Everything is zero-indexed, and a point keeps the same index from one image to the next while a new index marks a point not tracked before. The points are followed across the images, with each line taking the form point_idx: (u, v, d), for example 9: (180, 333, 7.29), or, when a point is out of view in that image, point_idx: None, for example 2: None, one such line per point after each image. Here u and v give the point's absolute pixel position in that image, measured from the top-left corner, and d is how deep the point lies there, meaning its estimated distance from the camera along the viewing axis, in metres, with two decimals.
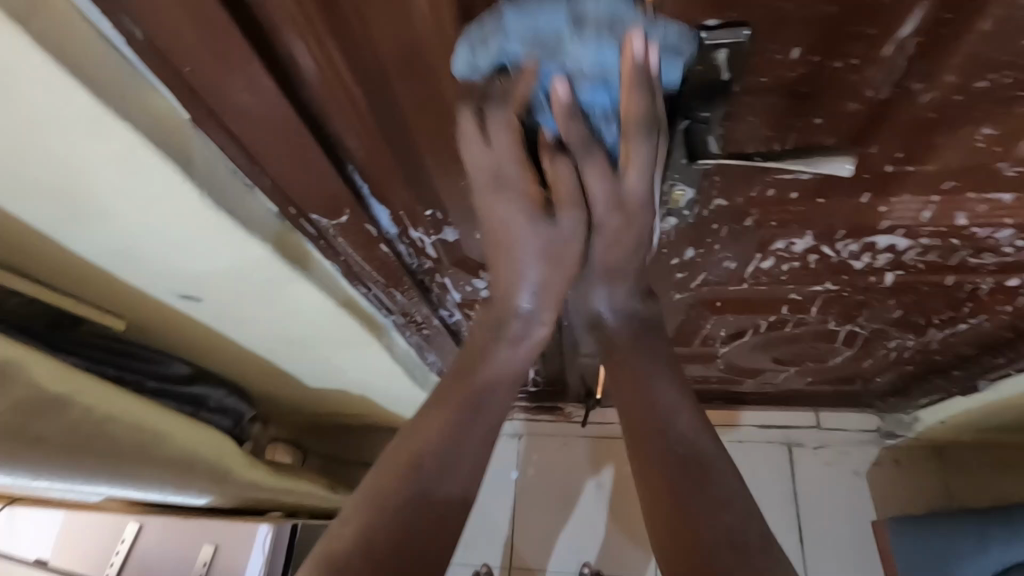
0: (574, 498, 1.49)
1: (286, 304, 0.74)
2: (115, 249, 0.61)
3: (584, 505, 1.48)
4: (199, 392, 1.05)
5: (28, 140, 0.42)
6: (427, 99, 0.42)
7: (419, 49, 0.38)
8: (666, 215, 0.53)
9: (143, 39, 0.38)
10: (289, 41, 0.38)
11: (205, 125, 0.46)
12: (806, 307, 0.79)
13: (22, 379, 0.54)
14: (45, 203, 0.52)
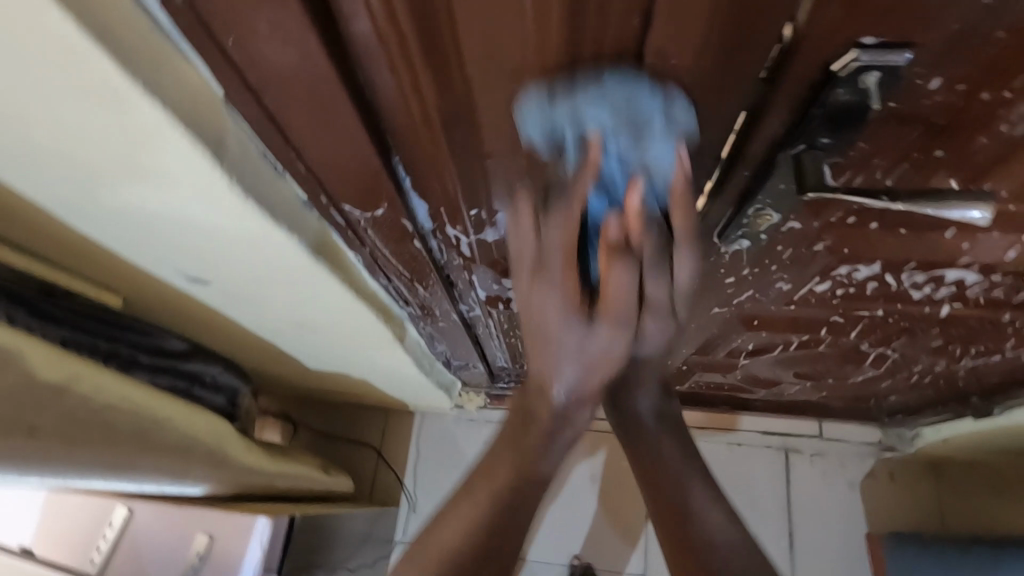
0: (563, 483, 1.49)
1: (301, 293, 0.69)
2: (125, 229, 0.55)
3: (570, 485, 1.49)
4: (193, 368, 0.99)
5: (41, 106, 0.37)
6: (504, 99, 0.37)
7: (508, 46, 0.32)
8: (740, 238, 0.49)
9: (182, 3, 0.32)
10: (356, 17, 0.32)
11: (241, 104, 0.40)
12: (845, 330, 0.76)
13: (15, 370, 0.49)
14: (45, 170, 0.46)
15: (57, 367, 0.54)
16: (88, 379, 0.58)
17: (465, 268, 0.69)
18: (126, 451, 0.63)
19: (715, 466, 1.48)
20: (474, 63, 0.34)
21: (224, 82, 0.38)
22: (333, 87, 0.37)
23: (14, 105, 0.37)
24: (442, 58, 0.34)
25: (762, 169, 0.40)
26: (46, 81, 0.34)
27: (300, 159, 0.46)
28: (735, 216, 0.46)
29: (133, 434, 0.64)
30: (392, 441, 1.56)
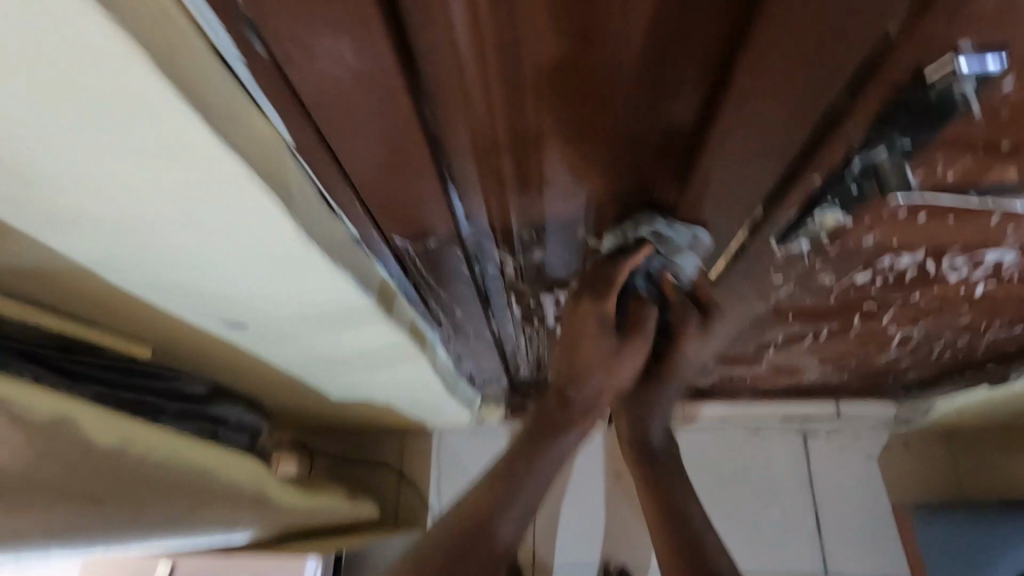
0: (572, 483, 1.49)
1: (341, 328, 0.68)
2: (170, 284, 0.54)
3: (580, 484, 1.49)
4: (217, 411, 0.96)
5: (107, 177, 0.35)
6: (579, 121, 0.37)
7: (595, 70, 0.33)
8: (801, 238, 0.50)
9: (264, 53, 0.31)
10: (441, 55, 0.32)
11: (310, 147, 0.39)
12: (877, 315, 0.77)
13: (73, 440, 0.47)
14: (93, 235, 0.43)
15: (110, 430, 0.52)
16: (140, 437, 0.56)
17: (506, 287, 0.69)
18: (181, 506, 0.61)
19: (735, 455, 1.49)
20: (556, 91, 0.34)
21: (295, 128, 0.37)
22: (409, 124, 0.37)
23: (75, 181, 0.36)
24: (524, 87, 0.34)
25: (834, 173, 0.40)
26: (121, 149, 0.33)
27: (359, 195, 0.46)
28: (800, 218, 0.46)
29: (185, 489, 0.62)
30: (412, 462, 1.54)
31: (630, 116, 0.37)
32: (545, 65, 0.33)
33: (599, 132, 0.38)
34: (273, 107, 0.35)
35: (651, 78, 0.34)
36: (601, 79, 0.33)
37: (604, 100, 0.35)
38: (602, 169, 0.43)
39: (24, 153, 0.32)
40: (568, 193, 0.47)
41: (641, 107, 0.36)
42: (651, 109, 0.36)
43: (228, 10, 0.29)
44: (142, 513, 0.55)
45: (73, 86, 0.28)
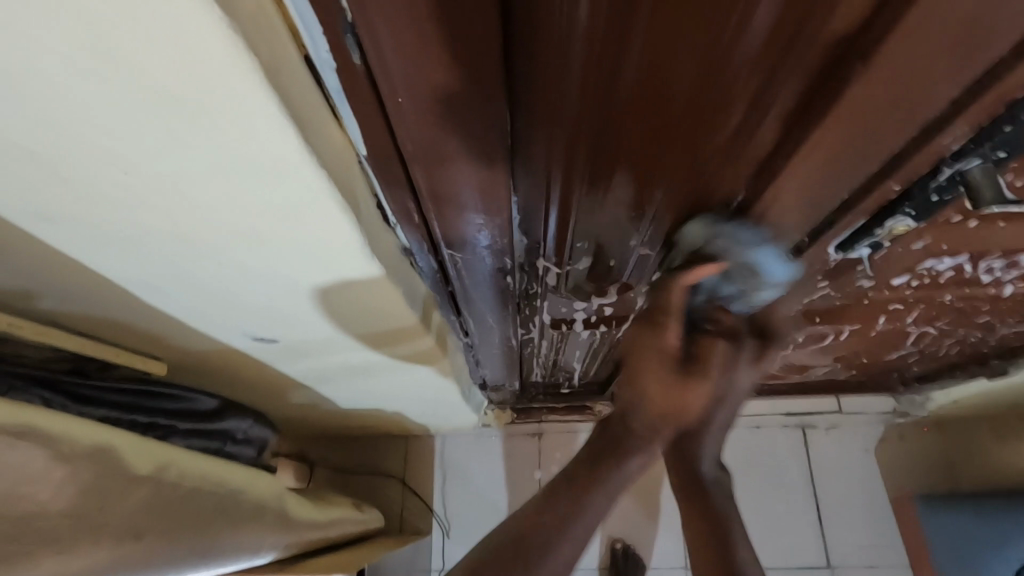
0: None
1: (373, 341, 0.65)
2: (204, 299, 0.50)
3: None
4: (226, 425, 0.92)
5: (172, 189, 0.33)
6: (672, 137, 0.36)
7: (707, 86, 0.31)
8: (862, 246, 0.49)
9: (359, 62, 0.29)
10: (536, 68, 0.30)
11: (380, 158, 0.37)
12: (901, 315, 0.78)
13: (115, 468, 0.44)
14: (139, 247, 0.40)
15: (148, 456, 0.49)
16: (175, 462, 0.53)
17: (541, 295, 0.67)
18: (214, 531, 0.58)
19: (738, 450, 1.51)
20: (656, 104, 0.32)
21: (370, 139, 0.35)
22: (489, 139, 0.35)
23: (137, 192, 0.33)
24: (616, 102, 0.32)
25: (917, 183, 0.39)
26: (196, 158, 0.30)
27: (419, 209, 0.43)
28: (867, 228, 0.45)
29: (217, 511, 0.59)
30: (415, 468, 1.52)
31: (721, 133, 0.35)
32: (645, 81, 0.31)
33: (687, 148, 0.37)
34: (351, 117, 0.33)
35: (754, 94, 0.32)
36: (706, 95, 0.32)
37: (701, 116, 0.34)
38: (677, 186, 0.41)
39: (90, 157, 0.30)
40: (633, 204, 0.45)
41: (734, 124, 0.34)
42: (745, 126, 0.35)
43: (332, 13, 0.26)
44: (180, 542, 0.52)
45: (160, 91, 0.26)
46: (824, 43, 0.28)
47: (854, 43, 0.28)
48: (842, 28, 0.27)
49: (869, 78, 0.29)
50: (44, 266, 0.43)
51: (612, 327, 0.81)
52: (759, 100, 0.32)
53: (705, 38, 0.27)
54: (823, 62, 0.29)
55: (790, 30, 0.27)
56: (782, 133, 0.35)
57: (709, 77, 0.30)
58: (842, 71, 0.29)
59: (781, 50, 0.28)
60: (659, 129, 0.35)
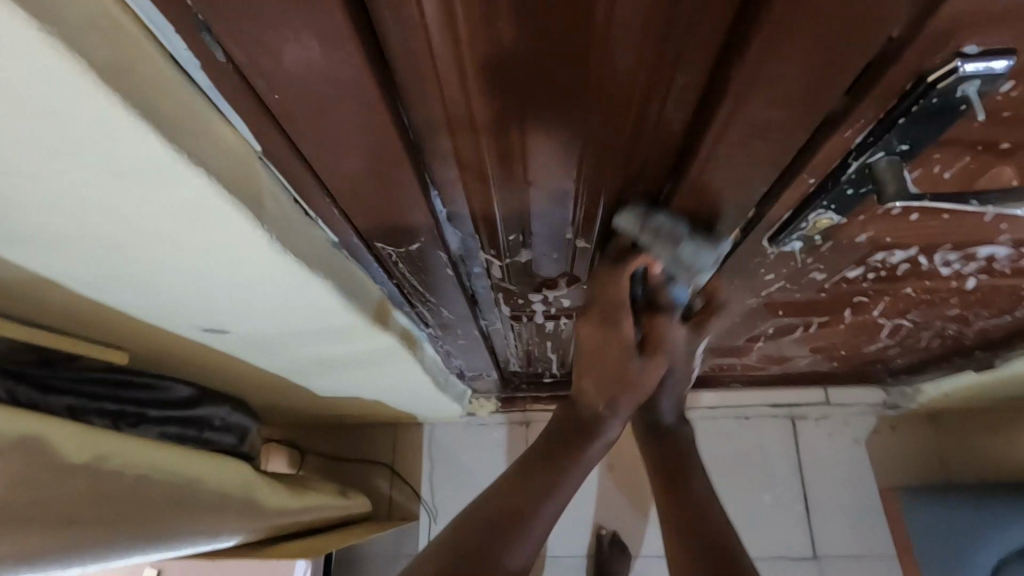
0: None
1: (326, 334, 0.66)
2: (141, 294, 0.51)
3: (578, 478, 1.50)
4: (202, 414, 0.94)
5: (63, 192, 0.33)
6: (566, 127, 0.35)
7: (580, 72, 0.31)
8: (794, 239, 0.48)
9: (225, 60, 0.29)
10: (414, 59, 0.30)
11: (280, 154, 0.37)
12: (869, 307, 0.76)
13: (46, 457, 0.46)
14: (52, 245, 0.41)
15: (86, 445, 0.50)
16: (117, 451, 0.54)
17: (493, 287, 0.67)
18: (162, 518, 0.59)
19: (726, 441, 1.50)
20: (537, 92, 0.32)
21: (263, 135, 0.35)
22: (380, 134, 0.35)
23: (31, 196, 0.34)
24: (505, 90, 0.32)
25: (829, 175, 0.38)
26: (70, 158, 0.30)
27: (337, 201, 0.43)
28: (793, 221, 0.45)
29: (167, 499, 0.60)
30: (404, 455, 1.54)
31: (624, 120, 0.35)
32: (523, 67, 0.30)
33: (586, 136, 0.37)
34: (236, 115, 0.33)
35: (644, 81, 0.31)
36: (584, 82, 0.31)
37: (588, 105, 0.33)
38: (590, 176, 0.41)
39: None
40: (557, 195, 0.45)
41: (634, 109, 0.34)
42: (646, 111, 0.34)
43: (181, 12, 0.26)
44: (120, 530, 0.53)
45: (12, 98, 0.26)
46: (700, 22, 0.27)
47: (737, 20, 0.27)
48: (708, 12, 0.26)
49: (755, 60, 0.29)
50: None
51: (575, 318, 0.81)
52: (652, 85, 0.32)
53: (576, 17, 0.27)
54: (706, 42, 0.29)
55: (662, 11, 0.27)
56: (689, 118, 0.35)
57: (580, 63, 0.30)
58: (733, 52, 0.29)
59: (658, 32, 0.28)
60: (549, 116, 0.34)
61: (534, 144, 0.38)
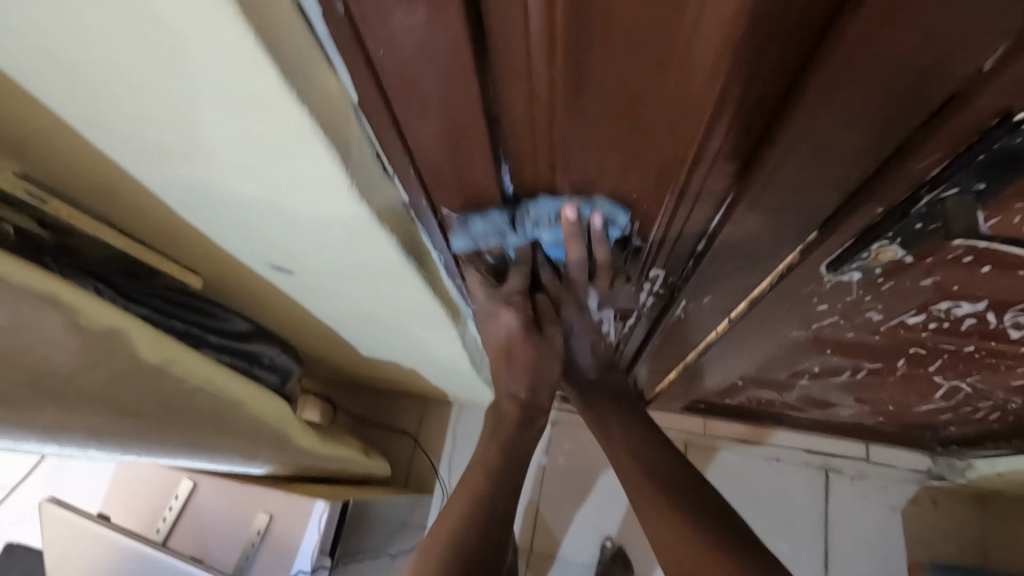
0: (590, 484, 1.51)
1: (381, 291, 0.70)
2: (226, 221, 0.56)
3: (595, 486, 1.51)
4: (253, 349, 1.00)
5: (182, 112, 0.37)
6: (636, 123, 0.37)
7: (658, 75, 0.32)
8: (853, 269, 0.48)
9: (343, 13, 0.32)
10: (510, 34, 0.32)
11: (371, 107, 0.40)
12: (925, 361, 0.74)
13: (124, 349, 0.51)
14: (162, 161, 0.45)
15: (158, 349, 0.56)
16: (182, 360, 0.59)
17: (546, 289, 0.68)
18: (207, 430, 0.65)
19: (752, 478, 1.46)
20: (615, 87, 0.34)
21: (360, 86, 0.38)
22: (467, 101, 0.37)
23: (154, 112, 0.38)
24: (588, 78, 0.33)
25: (896, 207, 0.38)
26: (196, 83, 0.34)
27: (412, 163, 0.46)
28: (853, 250, 0.44)
29: (214, 414, 0.66)
30: (429, 430, 1.58)
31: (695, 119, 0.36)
32: (603, 61, 0.32)
33: (654, 134, 0.38)
34: (342, 65, 0.36)
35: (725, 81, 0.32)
36: (658, 84, 0.33)
37: (661, 104, 0.34)
38: (651, 169, 0.43)
39: (115, 73, 0.34)
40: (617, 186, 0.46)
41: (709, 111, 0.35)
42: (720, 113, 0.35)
43: None
44: (171, 430, 0.58)
45: (161, 26, 0.30)
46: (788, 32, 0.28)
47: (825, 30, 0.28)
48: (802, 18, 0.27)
49: (837, 72, 0.29)
50: (90, 164, 0.49)
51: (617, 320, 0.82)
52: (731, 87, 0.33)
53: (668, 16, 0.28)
54: (793, 49, 0.29)
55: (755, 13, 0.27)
56: (762, 124, 0.35)
57: (660, 68, 0.31)
58: (814, 64, 0.29)
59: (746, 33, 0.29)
60: (619, 111, 0.36)
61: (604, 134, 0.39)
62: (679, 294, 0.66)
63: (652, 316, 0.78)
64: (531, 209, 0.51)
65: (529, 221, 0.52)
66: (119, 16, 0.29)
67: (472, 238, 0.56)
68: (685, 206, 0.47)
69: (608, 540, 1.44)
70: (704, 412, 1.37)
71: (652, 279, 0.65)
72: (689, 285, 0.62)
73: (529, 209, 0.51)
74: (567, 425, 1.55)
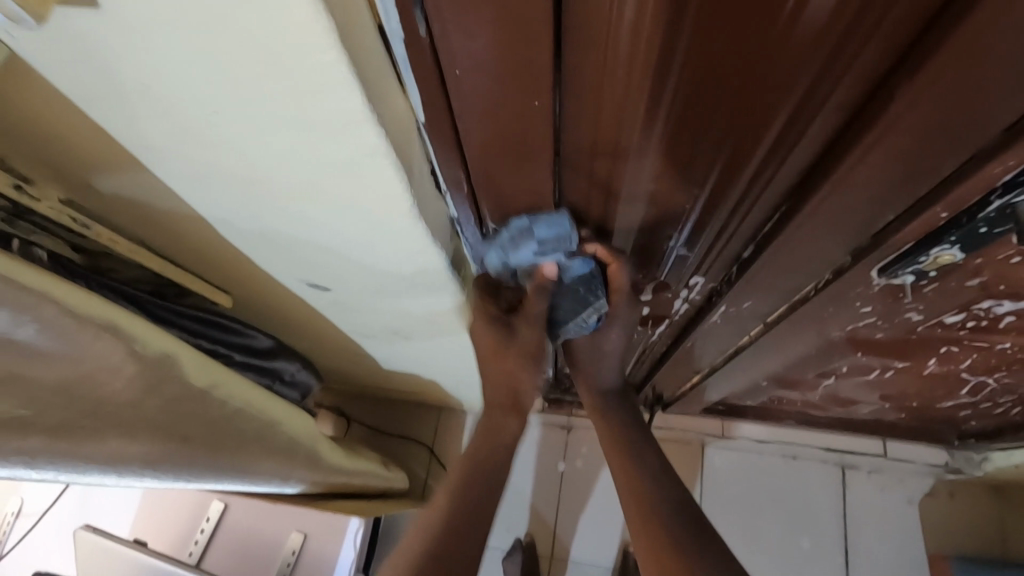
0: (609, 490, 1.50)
1: (418, 305, 0.69)
2: (270, 242, 0.55)
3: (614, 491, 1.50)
4: (277, 366, 0.98)
5: (245, 134, 0.37)
6: (701, 133, 0.37)
7: (732, 84, 0.32)
8: (906, 272, 0.48)
9: (425, 35, 0.32)
10: (587, 56, 0.31)
11: (437, 127, 0.39)
12: (958, 359, 0.74)
13: (177, 374, 0.50)
14: (222, 186, 0.45)
15: (204, 372, 0.55)
16: (226, 382, 0.59)
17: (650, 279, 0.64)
18: (248, 452, 0.64)
19: (770, 478, 1.47)
20: (684, 99, 0.34)
21: (429, 106, 0.38)
22: (532, 123, 0.37)
23: (215, 134, 0.37)
24: (659, 97, 0.33)
25: (962, 211, 0.38)
26: (264, 104, 0.33)
27: (470, 186, 0.46)
28: (911, 254, 0.45)
29: (254, 437, 0.65)
30: (445, 440, 1.57)
31: (765, 133, 0.36)
32: (674, 76, 0.32)
33: (720, 141, 0.38)
34: (414, 85, 0.36)
35: (802, 99, 0.32)
36: (731, 92, 0.33)
37: (729, 114, 0.35)
38: (711, 178, 0.43)
39: (184, 98, 0.34)
40: (670, 199, 0.46)
41: (782, 122, 0.35)
42: (792, 124, 0.35)
43: None
44: (215, 453, 0.57)
45: (240, 50, 0.29)
46: (873, 51, 0.28)
47: (906, 57, 0.28)
48: (892, 37, 0.27)
49: (920, 99, 0.29)
50: (141, 190, 0.48)
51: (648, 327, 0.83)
52: (801, 107, 0.33)
53: (759, 38, 0.28)
54: (873, 68, 0.29)
55: (842, 34, 0.27)
56: (826, 139, 0.36)
57: (735, 76, 0.31)
58: (895, 86, 0.29)
59: (826, 58, 0.29)
60: (687, 124, 0.36)
61: (671, 150, 0.39)
62: (719, 300, 0.66)
63: (685, 322, 0.78)
64: (528, 223, 0.48)
65: (526, 246, 0.50)
66: (199, 38, 0.29)
67: (507, 257, 0.53)
68: (742, 213, 0.48)
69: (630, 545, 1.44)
70: (722, 413, 1.38)
71: (691, 286, 0.66)
72: (733, 291, 0.62)
73: (552, 237, 0.49)
74: (584, 431, 1.55)
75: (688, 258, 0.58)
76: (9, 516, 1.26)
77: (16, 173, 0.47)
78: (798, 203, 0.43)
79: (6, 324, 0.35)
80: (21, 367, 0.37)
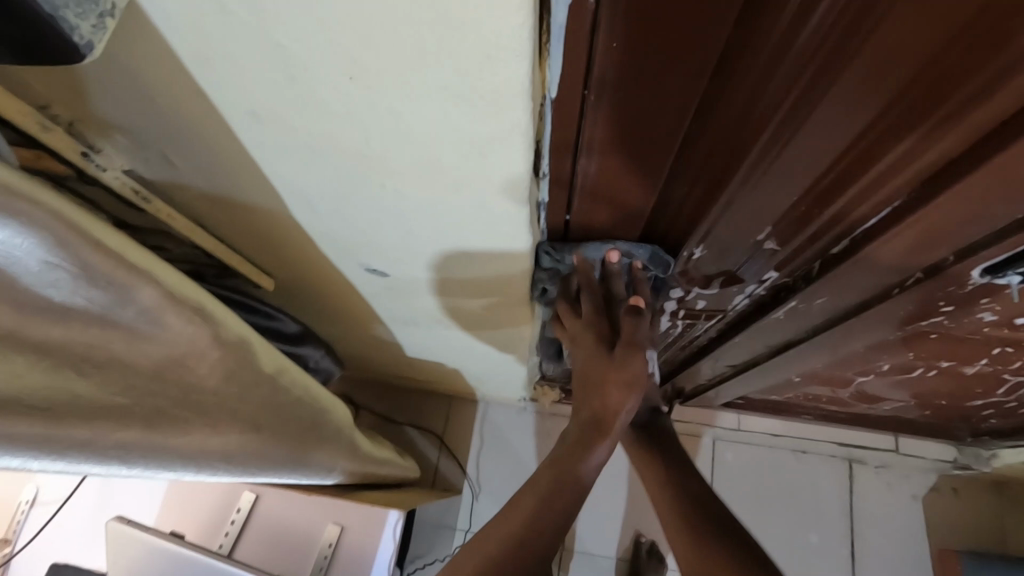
0: (621, 482, 1.51)
1: (479, 294, 0.66)
2: (344, 222, 0.52)
3: (627, 483, 1.50)
4: (303, 352, 0.91)
5: (361, 107, 0.35)
6: (829, 142, 0.35)
7: (882, 92, 0.30)
8: (1014, 271, 0.47)
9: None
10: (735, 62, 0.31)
11: (567, 105, 0.36)
12: (1010, 360, 0.74)
13: (250, 362, 0.47)
14: (315, 162, 0.42)
15: (271, 358, 0.52)
16: (288, 369, 0.56)
17: (742, 267, 0.60)
18: (304, 444, 0.61)
19: (781, 473, 1.48)
20: (826, 107, 0.32)
21: (567, 81, 0.34)
22: (672, 100, 0.35)
23: (328, 105, 0.35)
24: (799, 100, 0.32)
25: None
26: (402, 70, 0.31)
27: (573, 183, 0.45)
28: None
29: (311, 426, 0.62)
30: (456, 429, 1.54)
31: (874, 162, 0.36)
32: (825, 79, 0.30)
33: (847, 149, 0.36)
34: (560, 59, 0.33)
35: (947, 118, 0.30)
36: (879, 101, 0.30)
37: (868, 123, 0.32)
38: (820, 187, 0.41)
39: (310, 62, 0.31)
40: (766, 215, 0.45)
41: (895, 155, 0.35)
42: (907, 157, 0.34)
43: None
44: (279, 445, 0.54)
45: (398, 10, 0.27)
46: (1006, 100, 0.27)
47: None
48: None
49: None
50: (217, 163, 0.45)
51: (700, 320, 0.81)
52: (939, 128, 0.31)
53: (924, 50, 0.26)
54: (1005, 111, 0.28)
55: (980, 84, 0.27)
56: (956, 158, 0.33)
57: (889, 83, 0.29)
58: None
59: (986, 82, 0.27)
60: (820, 133, 0.34)
61: (784, 159, 0.37)
62: (788, 297, 0.64)
63: (741, 315, 0.77)
64: None
65: None
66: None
67: None
68: (843, 221, 0.45)
69: (642, 536, 1.45)
70: (738, 407, 1.39)
71: (762, 281, 0.64)
72: (808, 288, 0.60)
73: None
74: None
75: (782, 255, 0.56)
76: (25, 504, 1.33)
77: (84, 140, 0.44)
78: (892, 221, 0.42)
79: (107, 302, 0.33)
80: (117, 347, 0.34)
